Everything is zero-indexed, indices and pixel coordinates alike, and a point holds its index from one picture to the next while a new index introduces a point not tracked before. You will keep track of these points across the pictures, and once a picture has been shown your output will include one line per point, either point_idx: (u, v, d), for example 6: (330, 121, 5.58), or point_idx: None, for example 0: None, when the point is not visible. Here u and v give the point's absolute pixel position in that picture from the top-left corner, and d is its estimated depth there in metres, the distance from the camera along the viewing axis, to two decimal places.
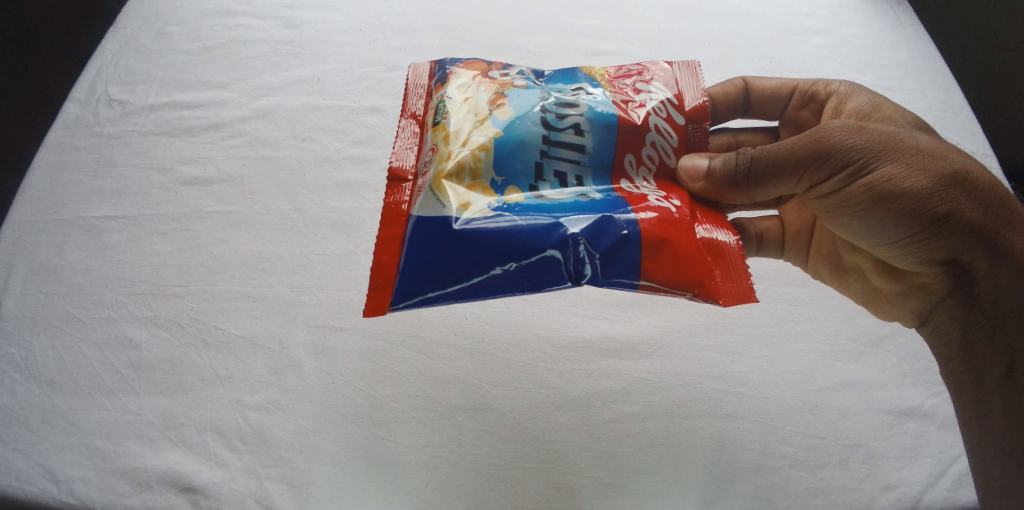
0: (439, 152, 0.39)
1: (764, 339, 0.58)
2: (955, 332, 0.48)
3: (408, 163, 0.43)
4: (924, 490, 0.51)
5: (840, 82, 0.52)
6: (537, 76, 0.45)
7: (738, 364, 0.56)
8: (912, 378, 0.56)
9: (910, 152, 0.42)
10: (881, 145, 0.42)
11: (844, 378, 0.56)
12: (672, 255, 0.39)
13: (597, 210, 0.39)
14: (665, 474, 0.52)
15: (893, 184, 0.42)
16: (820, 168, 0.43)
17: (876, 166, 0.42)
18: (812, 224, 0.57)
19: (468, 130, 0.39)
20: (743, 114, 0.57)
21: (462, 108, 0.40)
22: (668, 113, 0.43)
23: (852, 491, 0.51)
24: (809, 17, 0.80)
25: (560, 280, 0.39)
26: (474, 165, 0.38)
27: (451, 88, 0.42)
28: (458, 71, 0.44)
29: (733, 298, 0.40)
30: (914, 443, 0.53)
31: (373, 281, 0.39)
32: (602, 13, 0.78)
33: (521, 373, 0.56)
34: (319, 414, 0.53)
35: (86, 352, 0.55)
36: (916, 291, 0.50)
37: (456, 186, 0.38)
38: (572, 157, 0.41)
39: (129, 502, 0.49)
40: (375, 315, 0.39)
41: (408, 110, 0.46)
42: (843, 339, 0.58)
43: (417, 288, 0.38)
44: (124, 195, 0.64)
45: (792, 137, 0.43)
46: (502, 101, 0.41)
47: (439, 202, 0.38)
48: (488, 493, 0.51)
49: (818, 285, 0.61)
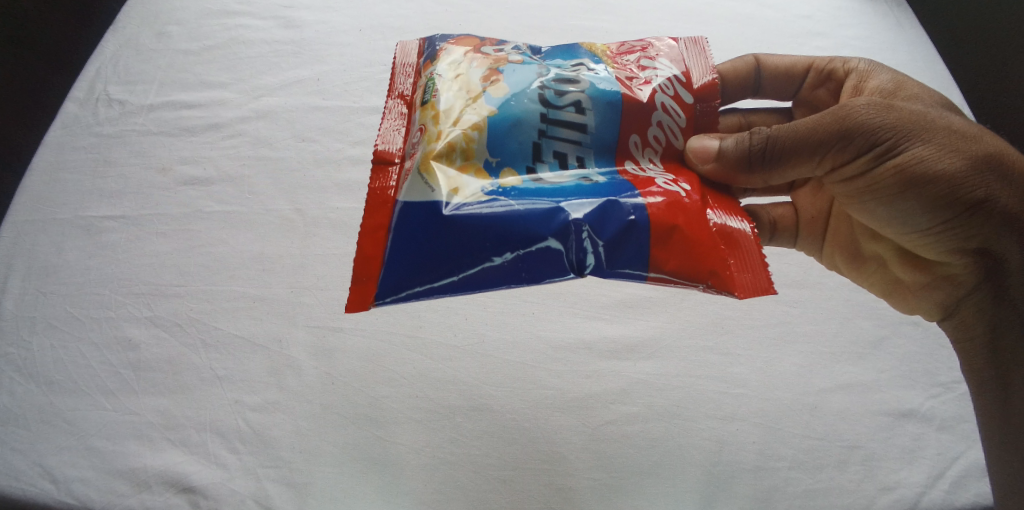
0: (428, 132, 0.37)
1: (763, 341, 0.56)
2: (981, 326, 0.46)
3: (394, 146, 0.41)
4: (923, 491, 0.49)
5: (859, 60, 0.51)
6: (533, 53, 0.44)
7: (738, 366, 0.54)
8: (910, 380, 0.54)
9: (942, 133, 0.41)
10: (911, 125, 0.41)
11: (844, 381, 0.54)
12: (682, 243, 0.37)
13: (600, 194, 0.37)
14: (665, 475, 0.50)
15: (924, 166, 0.41)
16: (847, 149, 0.42)
17: (906, 146, 0.41)
18: (828, 210, 0.56)
19: (459, 108, 0.38)
20: (755, 92, 0.55)
21: (453, 85, 0.39)
22: (674, 91, 0.42)
23: (852, 493, 0.49)
24: (808, 19, 0.79)
25: (562, 272, 0.37)
26: (466, 145, 0.37)
27: (441, 65, 0.40)
28: (449, 47, 0.42)
29: (749, 290, 0.38)
30: (913, 445, 0.51)
31: (356, 274, 0.38)
32: (601, 15, 0.77)
33: (520, 374, 0.54)
34: (319, 414, 0.51)
35: (86, 352, 0.54)
36: (943, 282, 0.49)
37: (446, 168, 0.36)
38: (573, 137, 0.39)
39: (128, 503, 0.48)
40: (358, 310, 0.37)
41: (396, 90, 0.45)
42: (841, 341, 0.56)
43: (405, 281, 0.37)
44: (124, 195, 0.63)
45: (816, 114, 0.42)
46: (497, 77, 0.39)
47: (428, 185, 0.36)
48: (488, 494, 0.49)
49: (815, 287, 0.59)
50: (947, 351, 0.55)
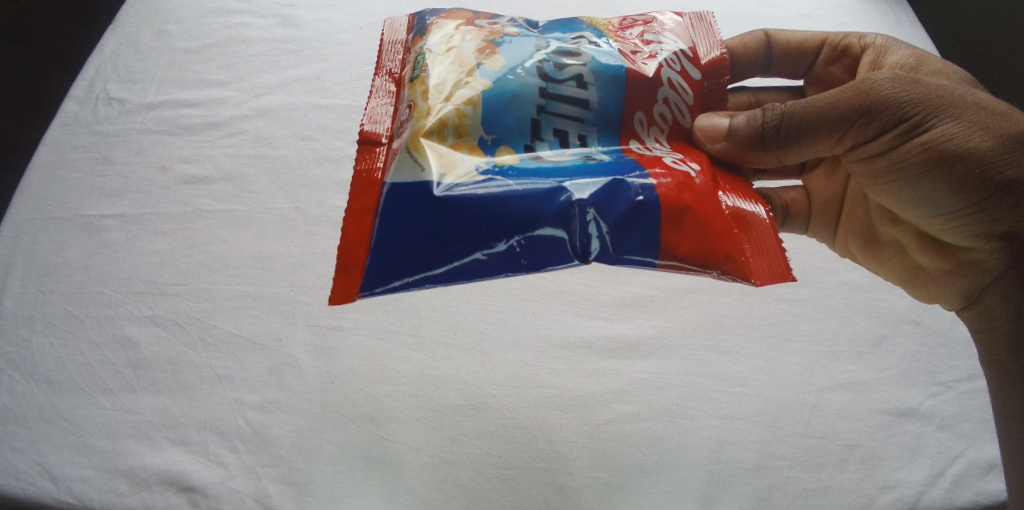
0: (418, 108, 0.36)
1: (763, 339, 0.54)
2: (1006, 317, 0.45)
3: (382, 126, 0.40)
4: (923, 490, 0.47)
5: (875, 36, 0.52)
6: (530, 27, 0.42)
7: (738, 365, 0.52)
8: (910, 378, 0.52)
9: (971, 109, 0.41)
10: (939, 100, 0.40)
11: (844, 379, 0.52)
12: (694, 225, 0.36)
13: (605, 173, 0.36)
14: (666, 474, 0.48)
15: (954, 143, 0.40)
16: (871, 125, 0.41)
17: (933, 123, 0.40)
18: (842, 194, 0.56)
19: (452, 83, 0.36)
20: (765, 70, 0.55)
21: (445, 59, 0.38)
22: (681, 65, 0.41)
23: (852, 491, 0.47)
24: (808, 18, 0.76)
25: (565, 257, 0.36)
26: (458, 121, 0.36)
27: (432, 39, 0.39)
28: (440, 21, 0.41)
29: (764, 276, 0.37)
30: (913, 444, 0.49)
31: (341, 263, 0.36)
32: (600, 15, 0.75)
33: (520, 373, 0.52)
34: (319, 413, 0.50)
35: (85, 351, 0.53)
36: (966, 269, 0.48)
37: (438, 145, 0.35)
38: (573, 114, 0.38)
39: (128, 502, 0.47)
40: (343, 301, 0.36)
41: (384, 67, 0.44)
42: (841, 339, 0.54)
43: (394, 269, 0.35)
44: (123, 194, 0.62)
45: (838, 88, 0.42)
46: (492, 50, 0.38)
47: (418, 164, 0.35)
48: (488, 493, 0.48)
49: (815, 286, 0.57)
50: (947, 349, 0.54)
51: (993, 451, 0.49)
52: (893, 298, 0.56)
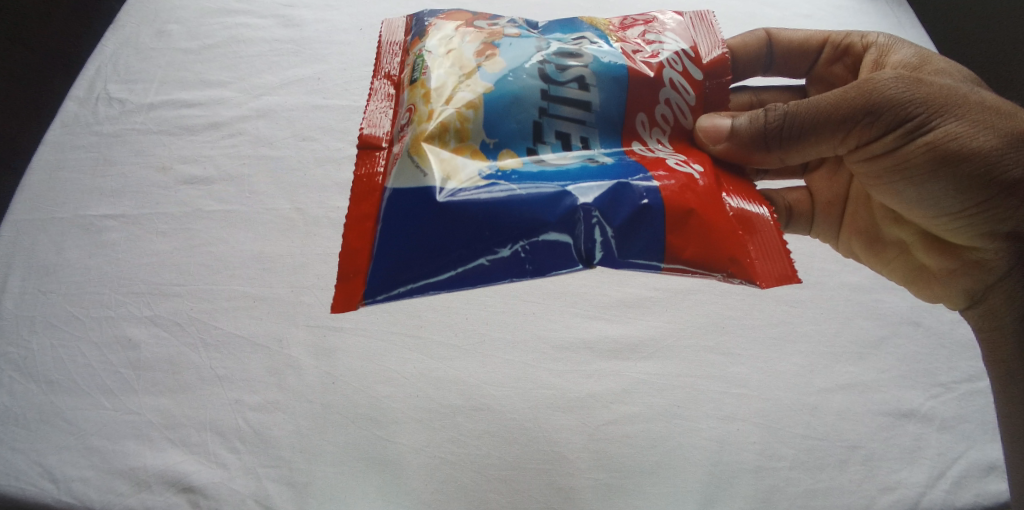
0: (418, 112, 0.36)
1: (764, 341, 0.54)
2: (1010, 316, 0.46)
3: (381, 130, 0.40)
4: (924, 491, 0.47)
5: (877, 34, 0.51)
6: (531, 28, 0.42)
7: (739, 365, 0.52)
8: (910, 380, 0.52)
9: (975, 108, 0.41)
10: (943, 100, 0.40)
11: (844, 380, 0.52)
12: (699, 228, 0.36)
13: (608, 176, 0.36)
14: (666, 475, 0.48)
15: (957, 143, 0.40)
16: (874, 125, 0.41)
17: (937, 123, 0.40)
18: (846, 193, 0.56)
19: (452, 86, 0.36)
20: (767, 69, 0.55)
21: (445, 62, 0.38)
22: (683, 66, 0.41)
23: (852, 493, 0.47)
24: (808, 18, 0.76)
25: (569, 262, 0.36)
26: (459, 125, 0.35)
27: (431, 41, 0.39)
28: (439, 23, 0.41)
29: (769, 279, 0.37)
30: (913, 445, 0.49)
31: (343, 270, 0.36)
32: (600, 15, 0.74)
33: (521, 373, 0.52)
34: (320, 414, 0.50)
35: (85, 351, 0.53)
36: (970, 269, 0.48)
37: (439, 150, 0.35)
38: (575, 116, 0.38)
39: (128, 503, 0.47)
40: (345, 310, 0.36)
41: (383, 70, 0.44)
42: (842, 341, 0.54)
43: (396, 276, 0.35)
44: (124, 194, 0.62)
45: (841, 88, 0.41)
46: (492, 52, 0.38)
47: (419, 169, 0.35)
48: (488, 494, 0.48)
49: (816, 287, 0.57)
50: (947, 351, 0.54)
51: (993, 452, 0.48)
52: (893, 299, 0.56)
